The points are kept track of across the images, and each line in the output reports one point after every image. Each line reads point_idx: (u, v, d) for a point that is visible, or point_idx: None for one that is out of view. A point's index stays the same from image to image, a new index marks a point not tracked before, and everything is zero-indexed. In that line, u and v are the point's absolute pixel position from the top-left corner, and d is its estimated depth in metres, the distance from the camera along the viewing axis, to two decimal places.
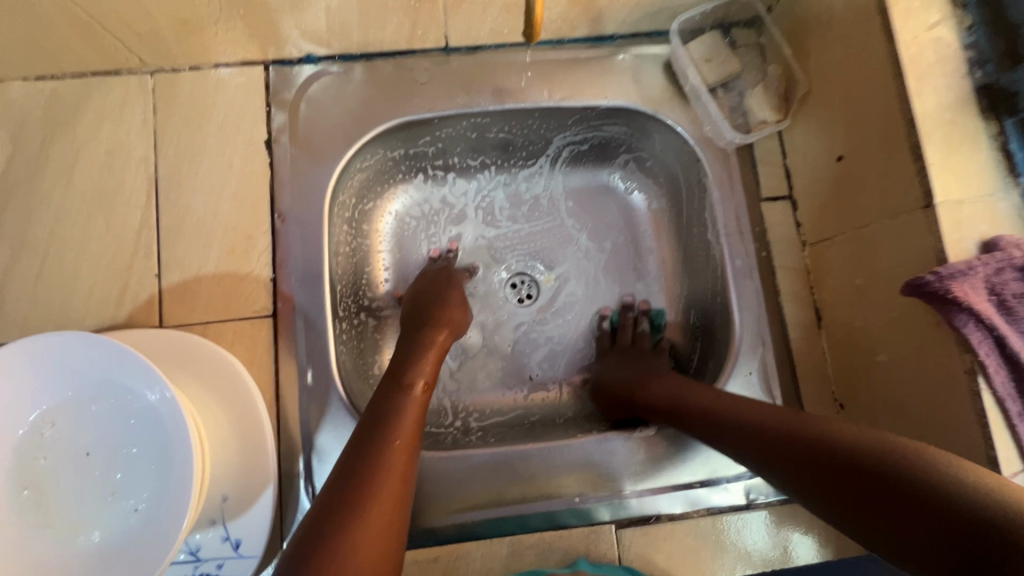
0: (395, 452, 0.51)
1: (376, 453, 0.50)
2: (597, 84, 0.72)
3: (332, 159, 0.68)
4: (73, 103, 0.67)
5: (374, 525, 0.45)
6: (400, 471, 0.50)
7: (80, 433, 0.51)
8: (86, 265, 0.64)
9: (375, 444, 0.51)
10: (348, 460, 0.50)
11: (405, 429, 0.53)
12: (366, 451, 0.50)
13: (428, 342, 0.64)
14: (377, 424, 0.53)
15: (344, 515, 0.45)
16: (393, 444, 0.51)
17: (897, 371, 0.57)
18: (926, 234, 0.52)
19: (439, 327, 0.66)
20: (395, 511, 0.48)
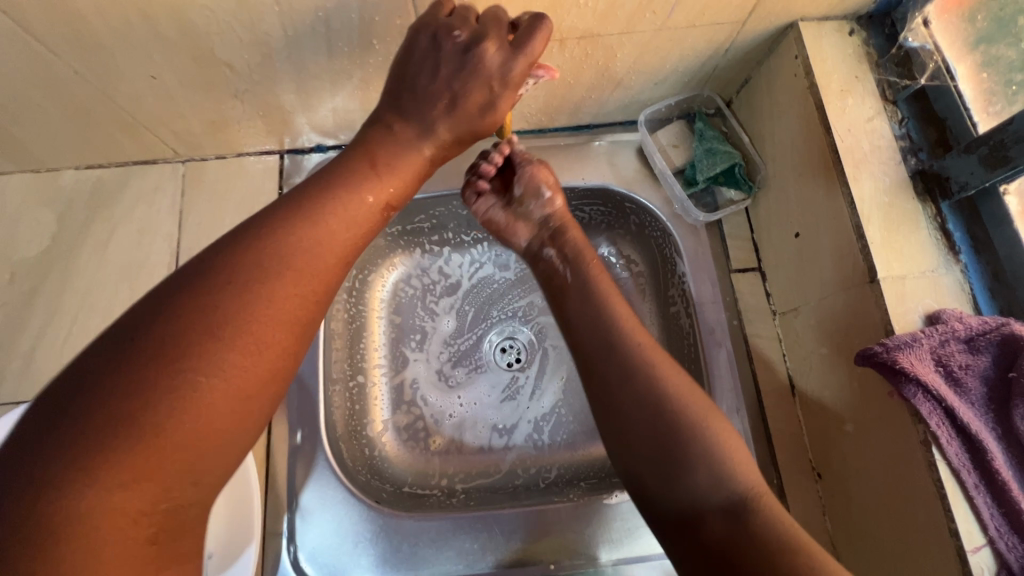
0: (262, 314, 0.40)
1: (235, 307, 0.39)
2: (575, 168, 0.80)
3: None
4: (115, 187, 0.77)
5: (150, 412, 0.35)
6: (264, 347, 0.39)
7: None
8: (109, 329, 0.71)
9: (238, 296, 0.39)
10: (195, 291, 0.38)
11: (281, 297, 0.41)
12: (221, 292, 0.39)
13: (334, 209, 0.47)
14: (254, 268, 0.41)
15: (157, 369, 0.35)
16: (262, 306, 0.40)
17: (863, 442, 0.58)
18: (873, 307, 0.55)
19: (392, 172, 0.53)
20: (240, 393, 0.38)
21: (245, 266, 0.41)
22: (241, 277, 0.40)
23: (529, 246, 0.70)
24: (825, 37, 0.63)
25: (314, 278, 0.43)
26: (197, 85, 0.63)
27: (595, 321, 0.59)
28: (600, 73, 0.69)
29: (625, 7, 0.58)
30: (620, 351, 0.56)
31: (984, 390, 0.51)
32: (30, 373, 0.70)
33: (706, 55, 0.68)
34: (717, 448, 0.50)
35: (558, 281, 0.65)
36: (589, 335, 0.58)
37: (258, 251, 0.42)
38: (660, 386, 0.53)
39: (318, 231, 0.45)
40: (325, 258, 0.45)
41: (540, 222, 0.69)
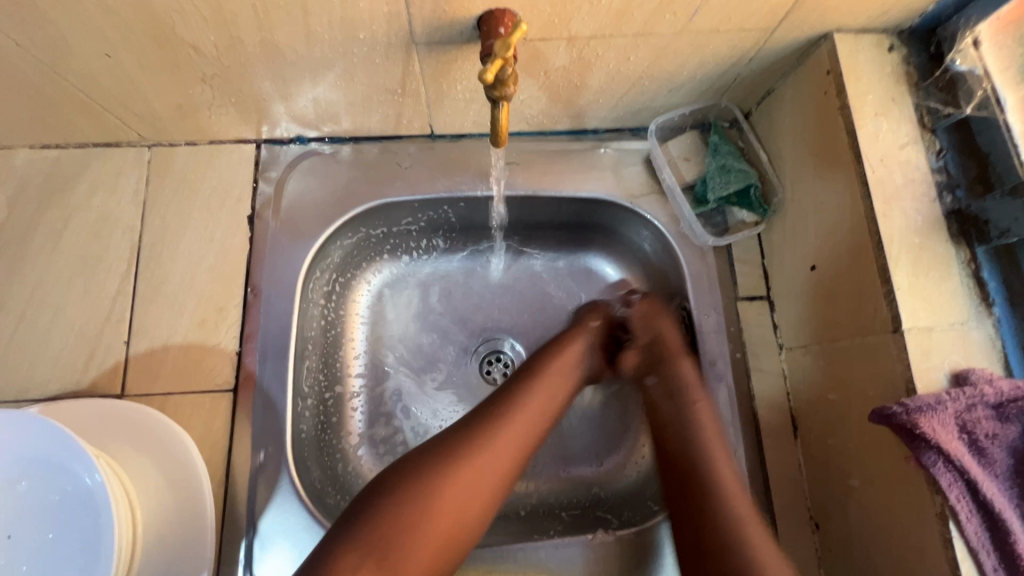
0: (433, 527, 0.49)
1: (400, 534, 0.48)
2: (577, 177, 0.74)
3: (313, 237, 0.70)
4: (73, 171, 0.70)
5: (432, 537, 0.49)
6: (433, 552, 0.49)
7: (9, 514, 0.50)
8: (60, 327, 0.65)
9: (392, 532, 0.48)
10: (373, 493, 0.51)
11: (451, 506, 0.50)
12: (397, 534, 0.48)
13: (512, 421, 0.56)
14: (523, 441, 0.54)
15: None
16: (433, 520, 0.49)
17: (871, 500, 0.54)
18: (895, 360, 0.50)
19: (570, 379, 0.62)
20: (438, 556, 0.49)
21: (418, 501, 0.49)
22: (415, 501, 0.49)
23: (628, 372, 0.68)
24: (861, 52, 0.57)
25: (485, 484, 0.52)
26: (161, 68, 0.57)
27: (683, 422, 0.60)
28: (610, 76, 0.63)
29: (642, 6, 0.52)
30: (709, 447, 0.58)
31: (1010, 461, 0.46)
32: None
33: (728, 63, 0.62)
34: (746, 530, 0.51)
35: (657, 415, 0.63)
36: (674, 442, 0.59)
37: (403, 484, 0.50)
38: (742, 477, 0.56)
39: (491, 438, 0.54)
40: (497, 469, 0.53)
41: (643, 351, 0.67)
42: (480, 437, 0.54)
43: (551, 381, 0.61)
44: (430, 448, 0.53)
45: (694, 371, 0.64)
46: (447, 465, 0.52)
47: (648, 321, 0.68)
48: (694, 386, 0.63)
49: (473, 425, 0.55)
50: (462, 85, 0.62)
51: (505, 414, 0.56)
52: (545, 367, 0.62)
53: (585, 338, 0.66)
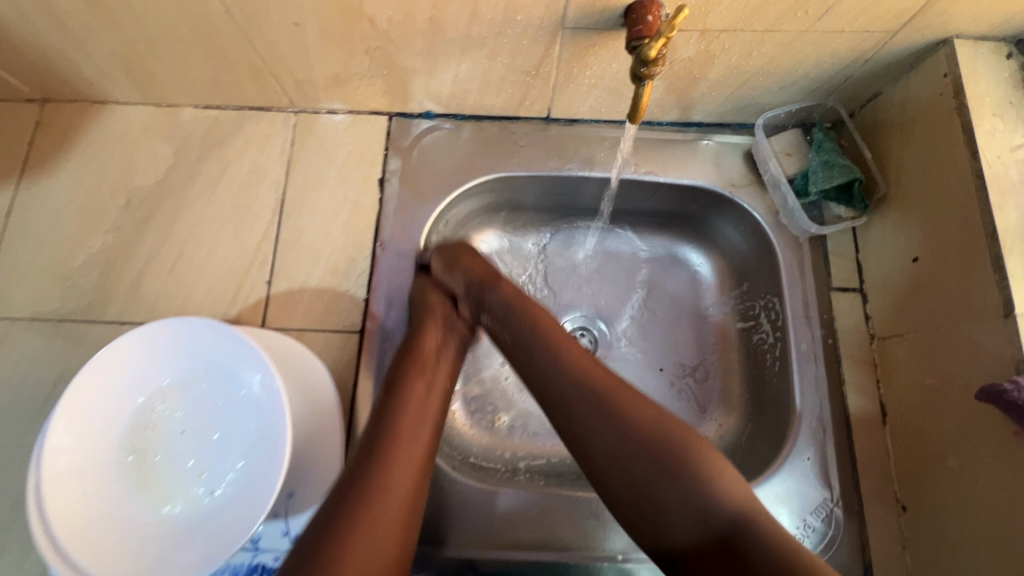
0: (380, 508, 0.49)
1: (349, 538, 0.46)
2: (680, 165, 0.79)
3: (435, 202, 0.77)
4: (229, 129, 0.79)
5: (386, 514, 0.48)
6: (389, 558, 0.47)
7: (185, 412, 0.58)
8: (212, 263, 0.74)
9: (337, 540, 0.46)
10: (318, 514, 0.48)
11: (387, 486, 0.50)
12: (337, 537, 0.46)
13: (396, 421, 0.55)
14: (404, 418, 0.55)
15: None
16: (376, 499, 0.49)
17: (971, 480, 0.56)
18: (1005, 343, 0.53)
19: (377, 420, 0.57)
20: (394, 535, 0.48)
21: (359, 496, 0.49)
22: (339, 510, 0.48)
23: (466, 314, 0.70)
24: (980, 58, 0.61)
25: (411, 481, 0.52)
26: (335, 38, 0.64)
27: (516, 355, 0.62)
28: (727, 70, 0.68)
29: (778, 4, 0.57)
30: (556, 376, 0.57)
31: None
32: (135, 296, 0.72)
33: (843, 64, 0.66)
34: (701, 462, 0.50)
35: (502, 342, 0.64)
36: (540, 389, 0.58)
37: (360, 468, 0.51)
38: (629, 403, 0.54)
39: (399, 435, 0.54)
40: (406, 466, 0.52)
41: (467, 283, 0.68)
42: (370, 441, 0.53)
43: (415, 374, 0.60)
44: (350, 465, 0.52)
45: (513, 288, 0.66)
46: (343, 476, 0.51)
47: (481, 255, 0.72)
48: (523, 301, 0.64)
49: (366, 442, 0.53)
50: (592, 70, 0.68)
51: (376, 415, 0.56)
52: (397, 379, 0.60)
53: (442, 304, 0.69)
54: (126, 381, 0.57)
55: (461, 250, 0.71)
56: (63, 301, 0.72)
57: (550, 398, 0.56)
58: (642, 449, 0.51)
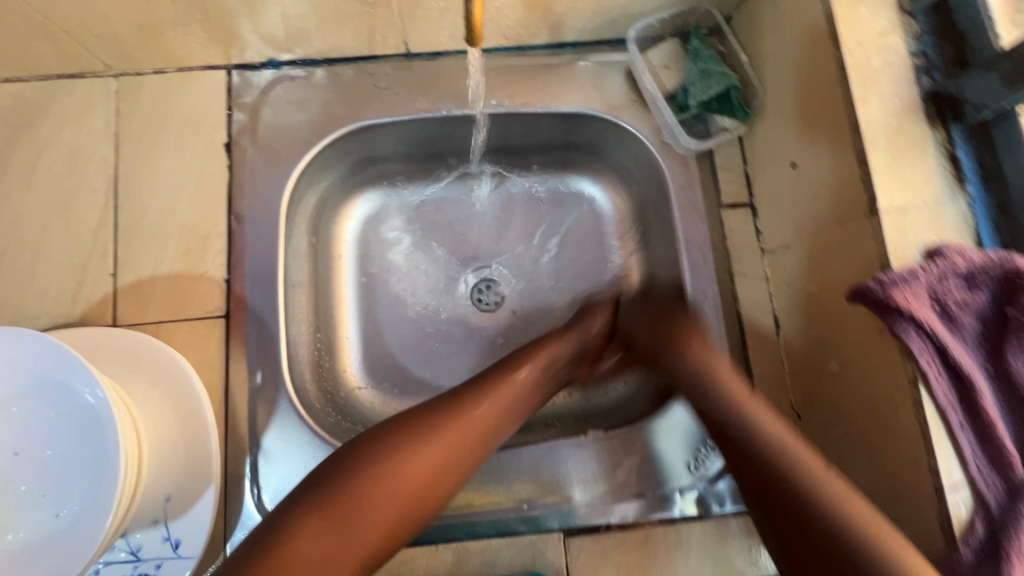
0: (379, 490, 0.49)
1: (354, 499, 0.48)
2: (557, 91, 0.73)
3: (293, 163, 0.69)
4: (37, 104, 0.68)
5: (387, 498, 0.49)
6: (382, 526, 0.49)
7: (17, 433, 0.52)
8: (43, 262, 0.65)
9: (350, 480, 0.49)
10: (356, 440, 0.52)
11: (379, 497, 0.49)
12: (351, 479, 0.49)
13: (467, 403, 0.55)
14: (422, 438, 0.52)
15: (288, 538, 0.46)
16: (376, 485, 0.49)
17: (848, 380, 0.56)
18: (871, 240, 0.52)
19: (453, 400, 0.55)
20: (392, 522, 0.49)
21: (355, 485, 0.48)
22: (378, 447, 0.50)
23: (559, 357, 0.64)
24: None
25: (459, 445, 0.53)
26: None
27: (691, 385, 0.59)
28: None
29: None
30: (710, 386, 0.57)
31: (979, 327, 0.48)
32: None
33: None
34: (797, 442, 0.51)
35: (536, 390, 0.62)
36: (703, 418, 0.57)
37: (346, 478, 0.49)
38: (758, 424, 0.53)
39: (472, 400, 0.55)
40: (456, 432, 0.53)
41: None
42: (436, 406, 0.55)
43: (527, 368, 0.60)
44: (401, 415, 0.53)
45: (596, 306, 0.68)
46: (407, 419, 0.53)
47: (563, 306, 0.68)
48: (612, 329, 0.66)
49: (427, 407, 0.54)
50: None
51: (405, 429, 0.52)
52: (498, 369, 0.60)
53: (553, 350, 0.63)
54: None
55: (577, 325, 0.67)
56: None
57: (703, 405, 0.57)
58: (739, 423, 0.53)
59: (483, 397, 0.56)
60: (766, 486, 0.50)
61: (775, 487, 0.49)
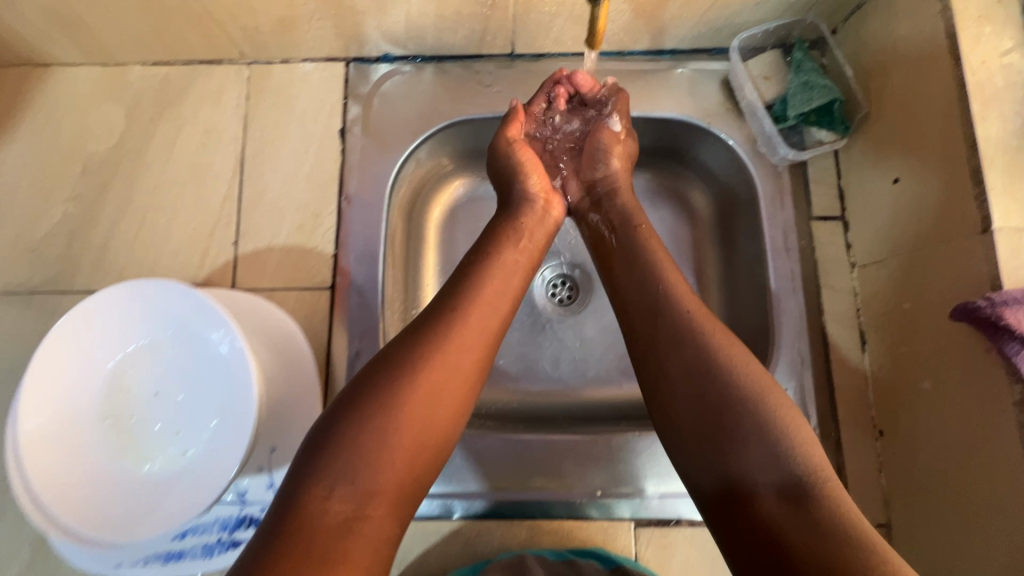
0: (406, 424, 0.47)
1: (379, 436, 0.46)
2: (653, 96, 0.75)
3: (399, 150, 0.74)
4: (180, 86, 0.76)
5: (409, 431, 0.47)
6: (405, 462, 0.47)
7: (157, 374, 0.58)
8: (176, 227, 0.72)
9: (367, 432, 0.46)
10: (361, 389, 0.49)
11: (411, 427, 0.48)
12: (368, 431, 0.46)
13: (450, 342, 0.52)
14: (426, 373, 0.50)
15: (314, 500, 0.44)
16: (405, 422, 0.47)
17: (943, 400, 0.56)
18: (981, 259, 0.51)
19: (450, 321, 0.53)
20: (410, 457, 0.47)
21: (389, 409, 0.47)
22: (394, 394, 0.48)
23: (575, 207, 0.71)
24: None
25: (455, 389, 0.51)
26: None
27: (644, 287, 0.59)
28: None
29: None
30: (669, 317, 0.56)
31: None
32: (103, 264, 0.72)
33: None
34: (773, 411, 0.49)
35: (603, 245, 0.65)
36: (678, 365, 0.53)
37: (376, 403, 0.48)
38: (714, 355, 0.52)
39: (461, 332, 0.53)
40: (451, 379, 0.51)
41: (590, 184, 0.71)
42: (421, 346, 0.51)
43: (501, 280, 0.58)
44: (394, 361, 0.50)
45: (631, 200, 0.68)
46: (399, 368, 0.49)
47: (606, 148, 0.70)
48: (635, 220, 0.65)
49: (412, 353, 0.51)
50: None
51: (413, 353, 0.51)
52: (473, 282, 0.57)
53: (538, 215, 0.67)
54: (94, 346, 0.57)
55: (532, 167, 0.69)
56: (32, 273, 0.71)
57: (643, 339, 0.56)
58: (711, 403, 0.50)
59: (448, 297, 0.56)
60: (725, 466, 0.48)
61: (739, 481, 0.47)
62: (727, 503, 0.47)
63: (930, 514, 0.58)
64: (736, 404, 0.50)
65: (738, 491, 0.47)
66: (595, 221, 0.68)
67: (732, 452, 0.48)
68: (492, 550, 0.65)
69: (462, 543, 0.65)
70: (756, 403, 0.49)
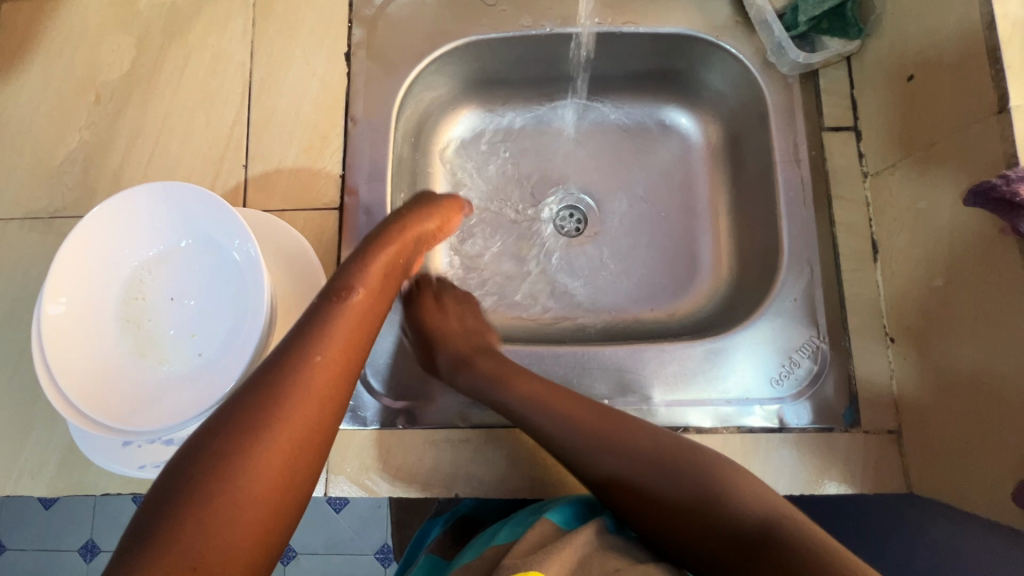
0: (272, 439, 0.41)
1: (239, 456, 0.40)
2: (659, 10, 0.74)
3: (405, 73, 0.74)
4: (187, 14, 0.77)
5: (279, 443, 0.42)
6: (272, 483, 0.41)
7: (174, 278, 0.59)
8: (187, 152, 0.73)
9: (229, 449, 0.40)
10: (223, 412, 0.43)
11: (279, 440, 0.42)
12: (232, 448, 0.40)
13: (333, 323, 0.49)
14: (291, 382, 0.44)
15: (199, 484, 0.39)
16: (272, 436, 0.41)
17: (956, 293, 0.55)
18: (997, 141, 0.50)
19: (329, 324, 0.48)
20: (280, 474, 0.41)
21: (252, 424, 0.41)
22: (261, 407, 0.42)
23: (440, 336, 0.69)
24: None
25: (330, 394, 0.45)
26: None
27: (534, 399, 0.59)
28: None
29: None
30: (571, 440, 0.56)
31: None
32: (118, 188, 0.73)
33: None
34: (694, 462, 0.52)
35: (474, 368, 0.65)
36: (604, 475, 0.54)
37: (238, 421, 0.42)
38: (616, 433, 0.55)
39: (331, 335, 0.48)
40: (333, 366, 0.46)
41: (459, 316, 0.71)
42: (291, 352, 0.46)
43: (379, 266, 0.56)
44: (259, 377, 0.44)
45: (487, 336, 0.70)
46: (280, 358, 0.45)
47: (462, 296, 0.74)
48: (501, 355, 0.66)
49: (284, 349, 0.46)
50: None
51: (282, 361, 0.45)
52: (352, 281, 0.53)
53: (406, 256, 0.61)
54: (112, 251, 0.58)
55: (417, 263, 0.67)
56: (51, 198, 0.73)
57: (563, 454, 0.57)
58: (643, 491, 0.52)
59: (319, 302, 0.50)
60: (674, 516, 0.50)
61: (703, 525, 0.49)
62: (703, 557, 0.49)
63: (943, 412, 0.57)
64: (671, 476, 0.52)
65: (712, 543, 0.48)
66: (443, 319, 0.70)
67: (674, 501, 0.51)
68: (503, 461, 0.64)
69: (470, 452, 0.64)
70: (684, 488, 0.51)
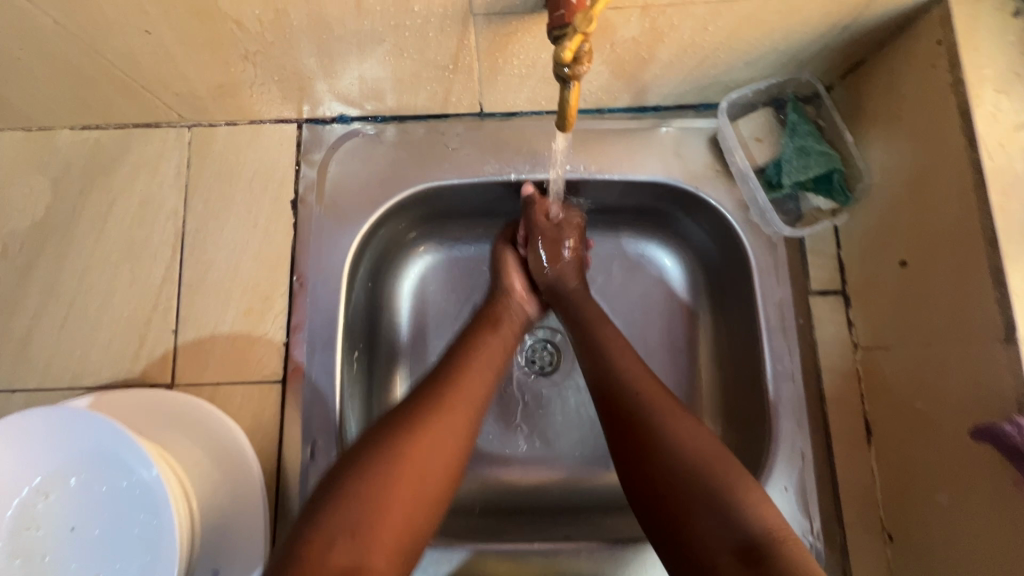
0: (408, 468, 0.47)
1: (382, 477, 0.46)
2: (635, 157, 0.68)
3: (358, 223, 0.67)
4: (112, 153, 0.68)
5: (413, 471, 0.47)
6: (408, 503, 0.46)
7: (73, 506, 0.51)
8: (109, 314, 0.65)
9: (375, 469, 0.46)
10: (371, 432, 0.50)
11: (417, 468, 0.47)
12: (375, 466, 0.46)
13: (466, 366, 0.57)
14: (431, 418, 0.50)
15: (344, 500, 0.44)
16: (406, 465, 0.47)
17: (962, 517, 0.50)
18: (1005, 373, 0.46)
19: (458, 367, 0.56)
20: (412, 499, 0.46)
21: (395, 449, 0.47)
22: (403, 435, 0.48)
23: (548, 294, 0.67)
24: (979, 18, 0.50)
25: (460, 438, 0.51)
26: (202, 46, 0.53)
27: (608, 370, 0.57)
28: (680, 50, 0.57)
29: None
30: (636, 411, 0.53)
31: None
32: (24, 358, 0.64)
33: (818, 35, 0.55)
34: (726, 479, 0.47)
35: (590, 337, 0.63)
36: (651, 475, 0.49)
37: (389, 441, 0.48)
38: (666, 432, 0.51)
39: (462, 380, 0.55)
40: (463, 412, 0.53)
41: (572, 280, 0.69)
42: (432, 390, 0.53)
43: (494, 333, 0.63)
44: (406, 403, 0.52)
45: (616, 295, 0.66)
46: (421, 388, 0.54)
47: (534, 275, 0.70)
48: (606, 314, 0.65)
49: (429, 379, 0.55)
50: (519, 59, 0.57)
51: (424, 393, 0.53)
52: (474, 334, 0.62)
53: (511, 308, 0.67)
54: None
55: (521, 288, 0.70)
56: None
57: (637, 445, 0.51)
58: (669, 501, 0.48)
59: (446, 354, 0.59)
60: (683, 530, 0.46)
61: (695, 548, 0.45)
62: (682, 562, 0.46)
63: None
64: (682, 486, 0.47)
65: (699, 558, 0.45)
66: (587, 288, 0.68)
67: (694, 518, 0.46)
68: None
69: None
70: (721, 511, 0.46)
